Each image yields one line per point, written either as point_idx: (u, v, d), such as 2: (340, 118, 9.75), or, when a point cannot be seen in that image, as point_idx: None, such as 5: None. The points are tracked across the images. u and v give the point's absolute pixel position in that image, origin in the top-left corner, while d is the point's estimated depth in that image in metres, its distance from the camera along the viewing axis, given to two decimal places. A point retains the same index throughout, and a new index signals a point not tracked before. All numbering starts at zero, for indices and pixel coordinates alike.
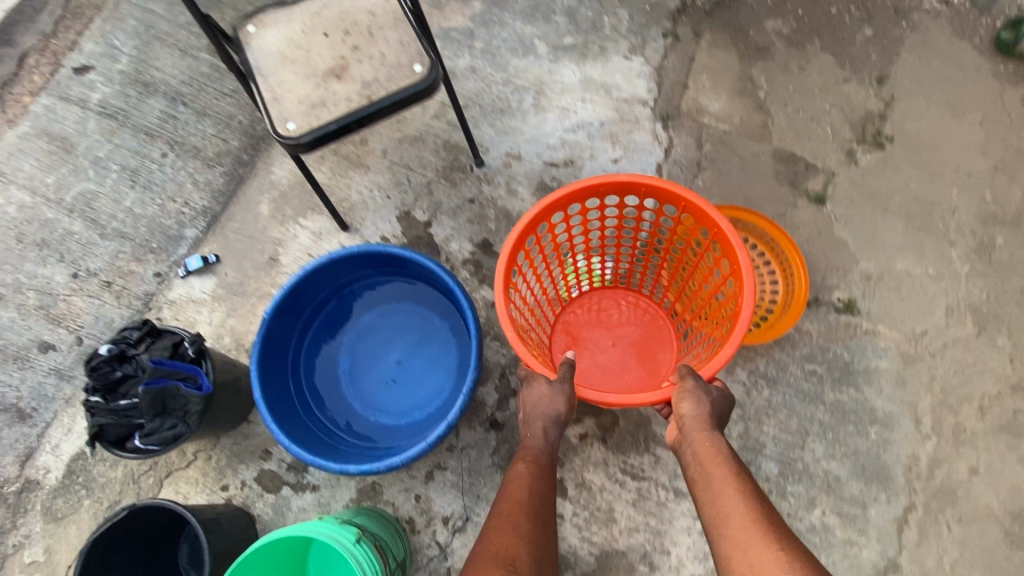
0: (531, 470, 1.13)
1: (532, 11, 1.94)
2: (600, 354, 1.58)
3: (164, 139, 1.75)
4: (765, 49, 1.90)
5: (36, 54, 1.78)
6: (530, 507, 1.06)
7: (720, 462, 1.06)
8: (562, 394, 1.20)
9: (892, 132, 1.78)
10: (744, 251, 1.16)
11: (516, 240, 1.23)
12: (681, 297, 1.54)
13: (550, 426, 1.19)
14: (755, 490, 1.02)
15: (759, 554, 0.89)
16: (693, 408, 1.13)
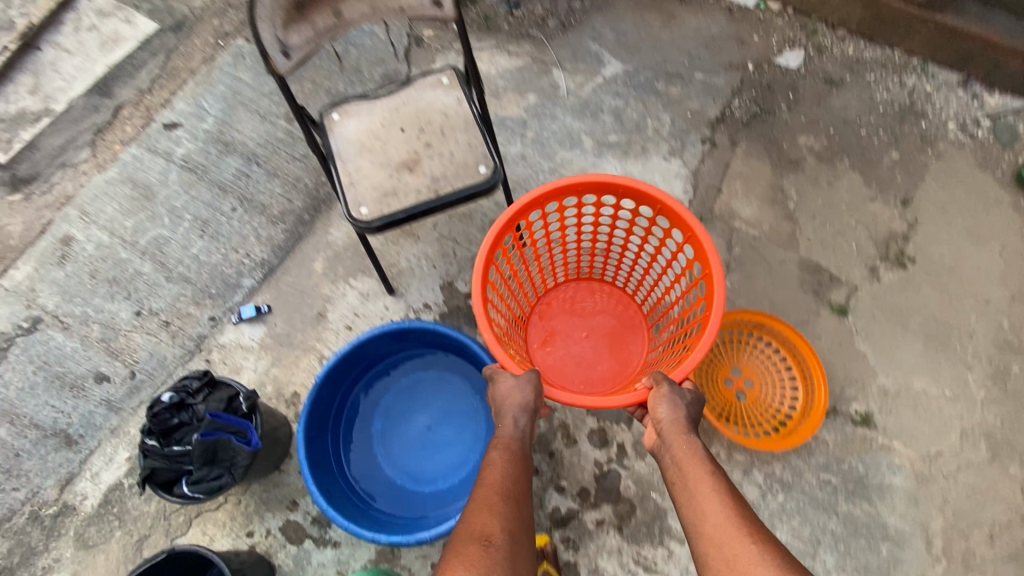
0: (505, 458, 1.18)
1: (582, 109, 2.12)
2: (574, 346, 1.66)
3: (235, 195, 1.90)
4: (797, 163, 2.03)
5: (131, 106, 1.94)
6: (505, 492, 1.11)
7: (696, 461, 1.13)
8: (529, 385, 1.24)
9: (914, 253, 1.88)
10: (715, 257, 1.27)
11: (497, 237, 1.30)
12: (654, 298, 1.63)
13: (520, 414, 1.23)
14: (727, 485, 1.09)
15: (737, 550, 0.97)
16: (668, 411, 1.19)
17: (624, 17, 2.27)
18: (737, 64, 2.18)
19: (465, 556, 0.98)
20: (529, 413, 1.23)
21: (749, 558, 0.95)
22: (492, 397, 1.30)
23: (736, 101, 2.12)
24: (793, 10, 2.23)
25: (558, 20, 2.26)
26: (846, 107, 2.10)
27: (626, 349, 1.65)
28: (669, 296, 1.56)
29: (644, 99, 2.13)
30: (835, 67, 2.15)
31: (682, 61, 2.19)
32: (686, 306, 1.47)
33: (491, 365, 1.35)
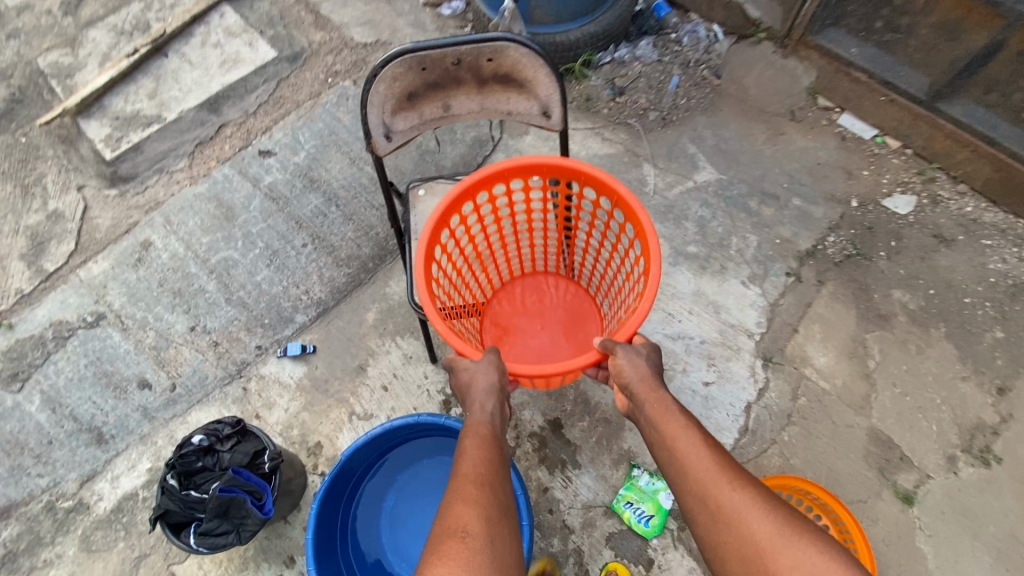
0: (479, 444, 1.14)
1: (665, 212, 2.06)
2: (531, 339, 1.64)
3: (309, 231, 1.93)
4: (886, 318, 1.88)
5: (233, 126, 2.03)
6: (479, 478, 1.06)
7: (666, 412, 1.19)
8: (491, 367, 1.23)
9: (1002, 451, 1.70)
10: (643, 213, 1.26)
11: (431, 231, 1.26)
12: (601, 282, 1.61)
13: (486, 396, 1.21)
14: (698, 429, 1.17)
15: (720, 493, 1.05)
16: (626, 368, 1.23)
17: (728, 123, 2.20)
18: (840, 196, 2.05)
19: (445, 553, 0.92)
20: (497, 395, 1.21)
21: (731, 501, 1.04)
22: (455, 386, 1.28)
23: (831, 237, 2.00)
24: (911, 151, 2.10)
25: (660, 114, 2.21)
26: (953, 269, 1.93)
27: (580, 334, 1.64)
28: (611, 272, 1.54)
29: (733, 214, 2.04)
30: (948, 222, 1.99)
31: (780, 181, 2.09)
32: (626, 280, 1.45)
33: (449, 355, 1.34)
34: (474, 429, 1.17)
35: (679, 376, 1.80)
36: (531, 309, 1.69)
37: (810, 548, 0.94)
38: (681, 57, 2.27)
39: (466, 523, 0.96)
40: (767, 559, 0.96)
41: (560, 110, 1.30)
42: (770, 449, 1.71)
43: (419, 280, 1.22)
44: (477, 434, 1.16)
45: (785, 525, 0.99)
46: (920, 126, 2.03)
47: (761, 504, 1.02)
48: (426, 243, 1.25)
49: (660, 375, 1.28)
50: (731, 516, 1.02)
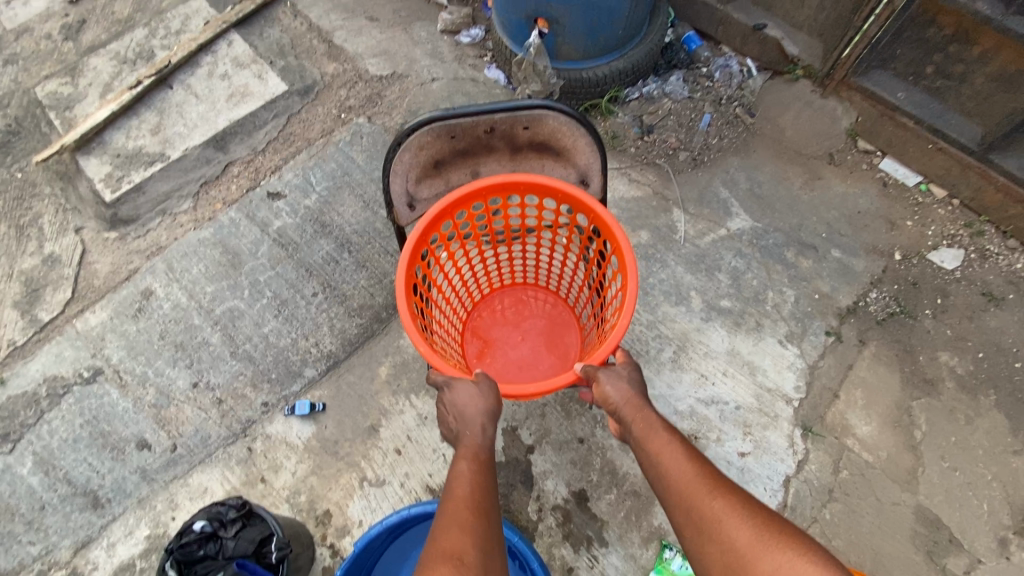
0: (471, 464, 1.02)
1: (696, 262, 1.95)
2: (510, 355, 1.37)
3: (320, 279, 1.81)
4: (933, 383, 1.77)
5: (241, 164, 1.96)
6: (472, 500, 0.94)
7: (645, 422, 1.12)
8: (486, 392, 1.11)
9: None
10: (619, 230, 1.06)
11: (410, 254, 1.07)
12: (583, 290, 1.34)
13: (476, 410, 1.09)
14: (682, 441, 1.09)
15: (703, 501, 0.96)
16: (607, 387, 1.16)
17: (763, 165, 2.09)
18: (882, 248, 1.94)
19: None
20: (490, 410, 1.10)
21: (714, 509, 0.94)
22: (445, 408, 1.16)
23: (873, 293, 1.88)
24: (958, 202, 1.98)
25: (691, 154, 2.10)
26: (1003, 331, 1.81)
27: (562, 348, 1.39)
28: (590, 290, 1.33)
29: (769, 265, 1.93)
30: (997, 279, 1.88)
31: (819, 231, 1.97)
32: (607, 287, 1.20)
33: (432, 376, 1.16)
34: (466, 450, 1.05)
35: (713, 446, 1.70)
36: (510, 319, 1.42)
37: (792, 552, 0.83)
38: (712, 93, 2.15)
39: (460, 547, 0.83)
40: (751, 568, 0.85)
41: (598, 179, 1.19)
42: (811, 528, 1.62)
43: (402, 308, 1.03)
44: (468, 456, 1.04)
45: (772, 528, 0.88)
46: (969, 177, 1.92)
47: (746, 511, 0.92)
48: (404, 273, 1.06)
49: (646, 391, 1.20)
50: (715, 524, 0.92)
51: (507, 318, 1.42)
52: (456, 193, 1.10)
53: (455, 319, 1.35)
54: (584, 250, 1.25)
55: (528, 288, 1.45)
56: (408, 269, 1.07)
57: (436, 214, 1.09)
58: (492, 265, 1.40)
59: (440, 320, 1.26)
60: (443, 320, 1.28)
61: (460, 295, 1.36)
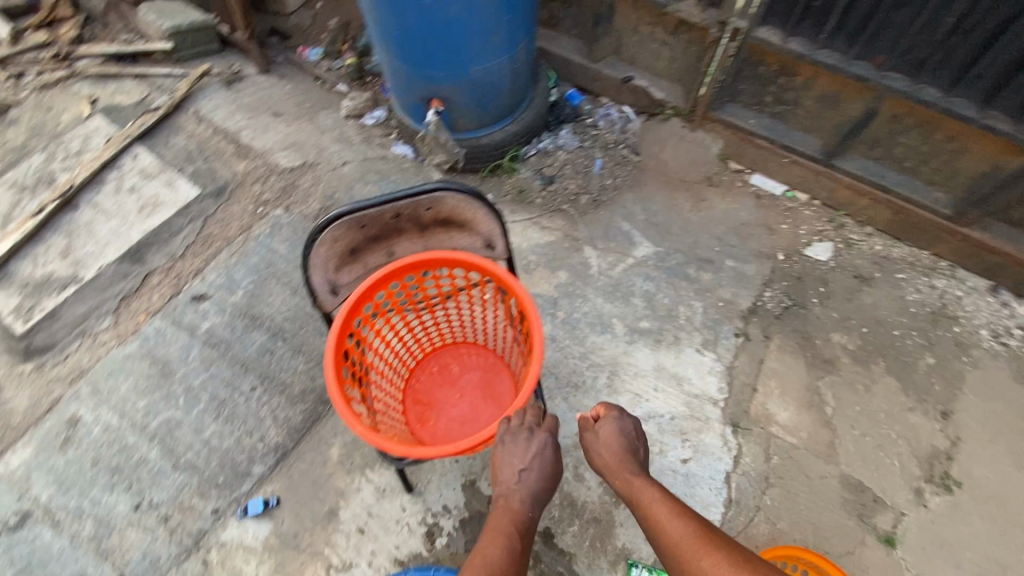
0: (508, 523, 1.10)
1: (613, 291, 2.14)
2: (452, 412, 1.44)
3: (257, 372, 1.82)
4: (832, 362, 2.00)
5: (161, 273, 1.97)
6: (504, 558, 1.02)
7: (636, 485, 1.25)
8: (542, 469, 1.19)
9: (959, 475, 1.82)
10: (521, 287, 1.18)
11: (335, 341, 1.13)
12: (508, 340, 1.44)
13: (538, 488, 1.18)
14: (672, 500, 1.18)
15: (694, 558, 1.04)
16: (596, 453, 1.37)
17: (654, 196, 2.34)
18: (767, 252, 2.20)
19: None
20: (541, 491, 1.18)
21: (703, 566, 1.01)
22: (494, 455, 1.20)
23: (768, 292, 2.13)
24: (819, 202, 2.29)
25: (591, 197, 2.32)
26: (877, 305, 2.09)
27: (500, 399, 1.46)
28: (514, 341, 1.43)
29: (675, 283, 2.15)
30: (864, 262, 2.18)
31: (712, 246, 2.22)
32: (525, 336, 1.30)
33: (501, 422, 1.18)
34: (507, 511, 1.12)
35: (657, 459, 1.83)
36: (447, 381, 1.49)
37: None
38: (600, 139, 2.42)
39: None
40: None
41: (502, 240, 1.33)
42: (757, 517, 1.75)
43: (333, 393, 1.08)
44: (507, 516, 1.11)
45: None
46: (821, 181, 2.22)
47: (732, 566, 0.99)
48: (332, 360, 1.12)
49: (641, 454, 1.37)
50: None
51: (444, 380, 1.49)
52: (372, 277, 1.19)
53: (393, 389, 1.41)
54: (500, 307, 1.36)
55: (459, 345, 1.54)
56: (336, 355, 1.13)
57: (356, 300, 1.17)
58: (422, 334, 1.48)
59: (378, 396, 1.32)
60: (381, 395, 1.34)
61: (394, 367, 1.42)
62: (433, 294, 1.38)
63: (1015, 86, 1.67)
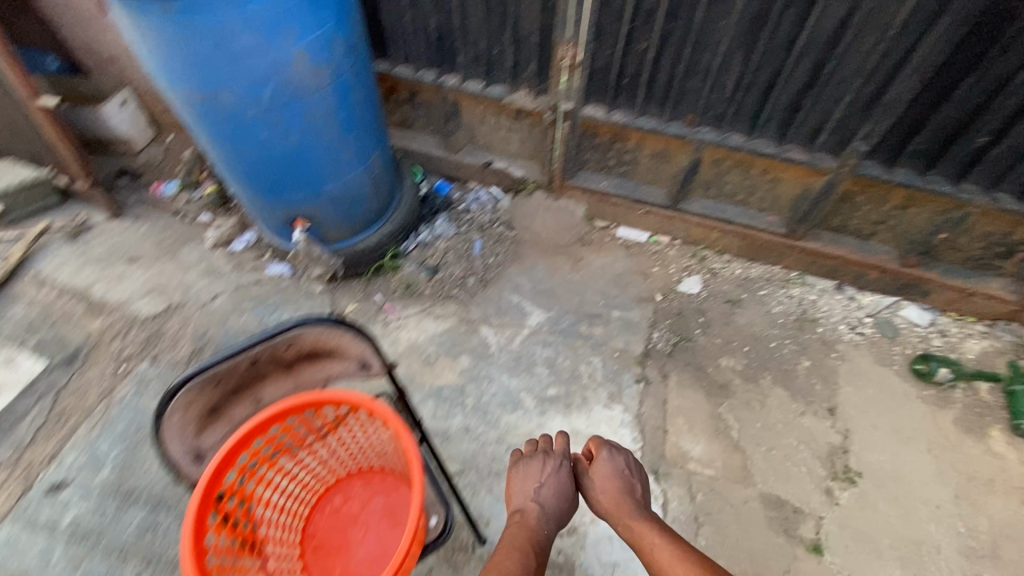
0: (522, 532, 1.39)
1: (515, 364, 2.16)
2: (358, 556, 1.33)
3: (139, 556, 1.59)
4: (726, 386, 2.13)
5: (7, 468, 1.75)
6: (521, 548, 1.33)
7: (636, 529, 1.38)
8: (552, 490, 1.50)
9: (858, 465, 1.97)
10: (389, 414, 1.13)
11: (192, 530, 1.02)
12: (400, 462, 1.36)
13: (550, 507, 1.48)
14: (669, 536, 1.32)
15: None
16: (596, 496, 1.52)
17: (536, 264, 2.45)
18: (647, 295, 2.36)
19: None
20: (552, 511, 1.48)
21: None
22: (512, 475, 1.57)
23: (656, 333, 2.26)
24: (680, 241, 2.51)
25: (477, 277, 2.39)
26: (751, 324, 2.29)
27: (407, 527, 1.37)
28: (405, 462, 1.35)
29: (572, 344, 2.22)
30: (730, 287, 2.39)
31: (598, 300, 2.34)
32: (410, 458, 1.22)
33: (517, 453, 1.62)
34: (524, 517, 1.44)
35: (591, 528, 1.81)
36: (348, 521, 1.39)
37: None
38: (475, 222, 2.55)
39: None
40: None
41: (376, 358, 1.28)
42: None
43: None
44: (520, 519, 1.44)
45: None
46: (676, 224, 2.45)
47: None
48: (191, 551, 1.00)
49: (637, 491, 1.51)
50: None
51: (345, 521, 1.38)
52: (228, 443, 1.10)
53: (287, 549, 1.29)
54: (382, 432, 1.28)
55: (363, 474, 1.44)
56: (195, 544, 1.01)
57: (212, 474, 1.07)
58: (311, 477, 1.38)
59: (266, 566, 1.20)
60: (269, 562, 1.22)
61: (284, 524, 1.30)
62: (311, 436, 1.30)
63: (799, 121, 1.90)
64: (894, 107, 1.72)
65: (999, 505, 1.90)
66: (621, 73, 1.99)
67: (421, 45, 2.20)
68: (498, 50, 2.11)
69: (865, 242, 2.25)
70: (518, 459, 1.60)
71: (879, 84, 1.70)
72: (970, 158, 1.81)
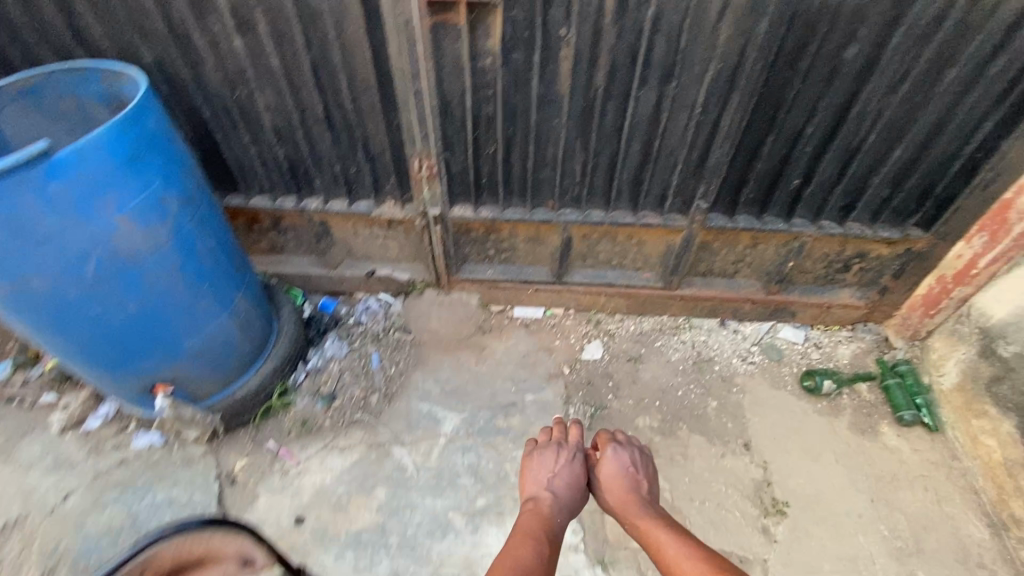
0: (536, 514, 1.54)
1: (437, 482, 2.02)
2: None
3: None
4: (649, 447, 2.14)
5: None
6: (535, 527, 1.49)
7: (639, 515, 1.52)
8: (564, 482, 1.65)
9: (784, 495, 2.04)
10: None
11: None
12: None
13: (562, 495, 1.63)
14: (668, 521, 1.47)
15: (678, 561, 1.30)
16: (603, 487, 1.67)
17: (440, 366, 2.37)
18: (555, 372, 2.36)
19: (504, 553, 1.36)
20: (563, 500, 1.62)
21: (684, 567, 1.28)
22: (528, 467, 1.74)
23: (571, 409, 2.24)
24: (573, 310, 2.57)
25: (379, 393, 2.26)
26: (656, 377, 2.36)
27: None
28: None
29: (492, 443, 2.13)
30: (629, 344, 2.47)
31: (509, 389, 2.30)
32: None
33: (534, 446, 1.79)
34: (537, 503, 1.60)
35: None
36: None
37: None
38: (368, 334, 2.43)
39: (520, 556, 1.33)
40: None
41: (259, 548, 1.13)
42: None
43: None
44: (534, 504, 1.59)
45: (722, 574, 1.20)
46: (564, 296, 2.51)
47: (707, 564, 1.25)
48: None
49: (641, 483, 1.66)
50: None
51: None
52: None
53: None
54: None
55: None
56: None
57: None
58: None
59: None
60: None
61: None
62: None
63: (645, 191, 2.05)
64: (717, 171, 1.89)
65: (909, 498, 2.02)
66: (479, 173, 2.06)
67: (273, 175, 2.14)
68: (354, 170, 2.10)
69: (732, 279, 2.41)
70: (534, 451, 1.77)
71: (699, 153, 1.87)
72: (790, 198, 2.01)
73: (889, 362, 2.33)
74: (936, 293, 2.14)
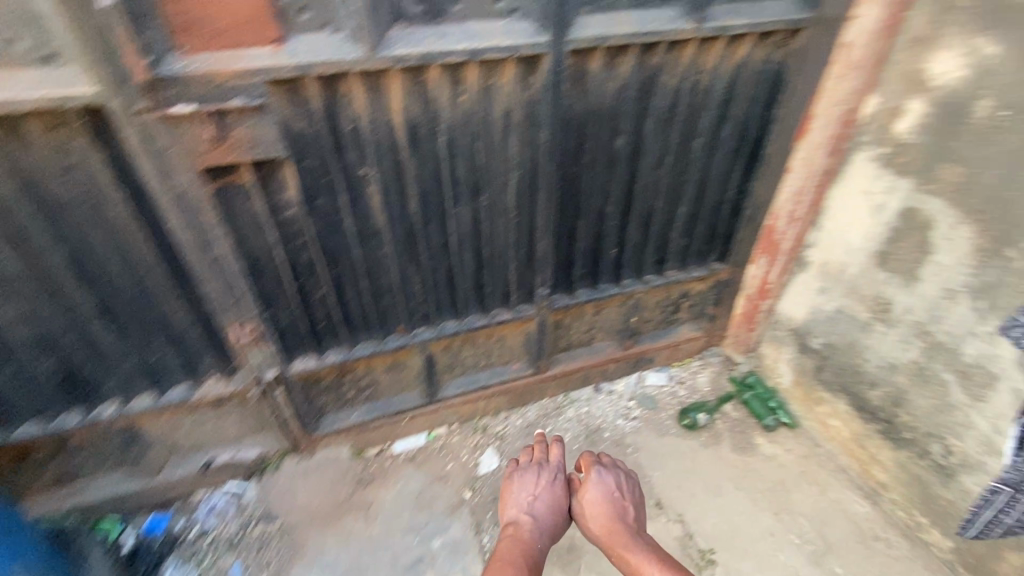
0: (514, 541, 1.52)
1: None
2: None
3: None
4: (574, 546, 2.00)
5: None
6: (515, 555, 1.47)
7: (624, 540, 1.51)
8: (544, 511, 1.62)
9: (707, 542, 2.05)
10: None
11: None
12: None
13: (543, 524, 1.59)
14: (657, 556, 1.44)
15: None
16: (585, 509, 1.64)
17: (323, 547, 2.01)
18: (456, 500, 2.15)
19: None
20: (545, 530, 1.58)
21: None
22: (507, 490, 1.69)
23: (485, 537, 2.04)
24: (456, 423, 2.41)
25: None
26: None
27: None
28: None
29: None
30: (521, 441, 2.37)
31: (410, 542, 2.02)
32: None
33: (515, 467, 1.75)
34: (516, 529, 1.57)
35: None
36: None
37: None
38: (220, 542, 2.00)
39: None
40: None
41: None
42: None
43: None
44: (513, 529, 1.57)
45: None
46: (442, 413, 2.35)
47: None
48: None
49: (627, 504, 1.63)
50: None
51: None
52: None
53: None
54: None
55: None
56: None
57: None
58: None
59: None
60: None
61: None
62: None
63: (489, 292, 2.06)
64: (546, 260, 1.99)
65: (802, 498, 2.17)
66: (313, 321, 1.87)
67: (42, 396, 1.69)
68: (157, 357, 1.76)
69: (592, 345, 2.49)
70: (515, 471, 1.74)
71: (526, 247, 1.95)
72: (614, 264, 2.20)
73: (739, 377, 2.59)
74: (749, 309, 2.48)
